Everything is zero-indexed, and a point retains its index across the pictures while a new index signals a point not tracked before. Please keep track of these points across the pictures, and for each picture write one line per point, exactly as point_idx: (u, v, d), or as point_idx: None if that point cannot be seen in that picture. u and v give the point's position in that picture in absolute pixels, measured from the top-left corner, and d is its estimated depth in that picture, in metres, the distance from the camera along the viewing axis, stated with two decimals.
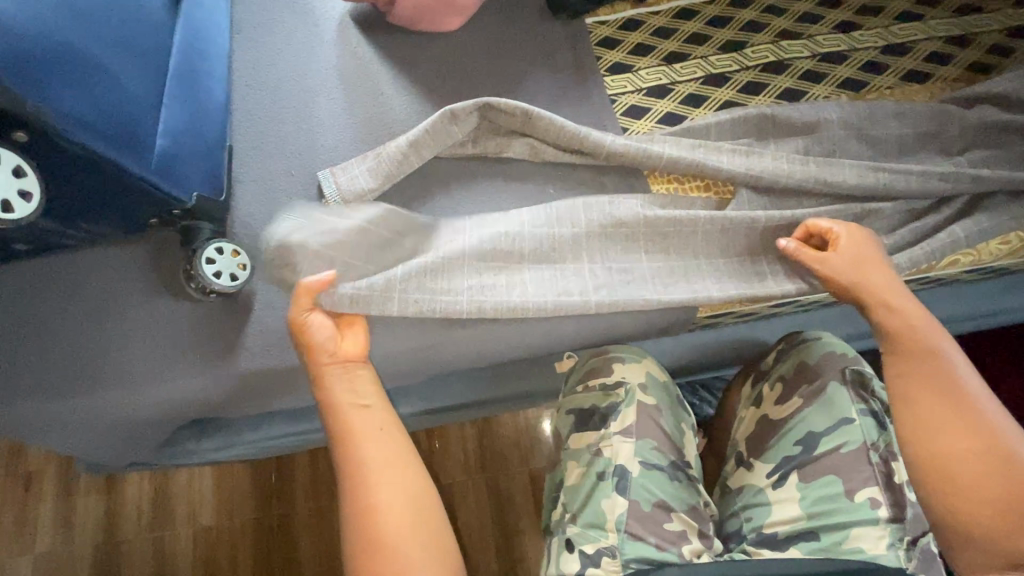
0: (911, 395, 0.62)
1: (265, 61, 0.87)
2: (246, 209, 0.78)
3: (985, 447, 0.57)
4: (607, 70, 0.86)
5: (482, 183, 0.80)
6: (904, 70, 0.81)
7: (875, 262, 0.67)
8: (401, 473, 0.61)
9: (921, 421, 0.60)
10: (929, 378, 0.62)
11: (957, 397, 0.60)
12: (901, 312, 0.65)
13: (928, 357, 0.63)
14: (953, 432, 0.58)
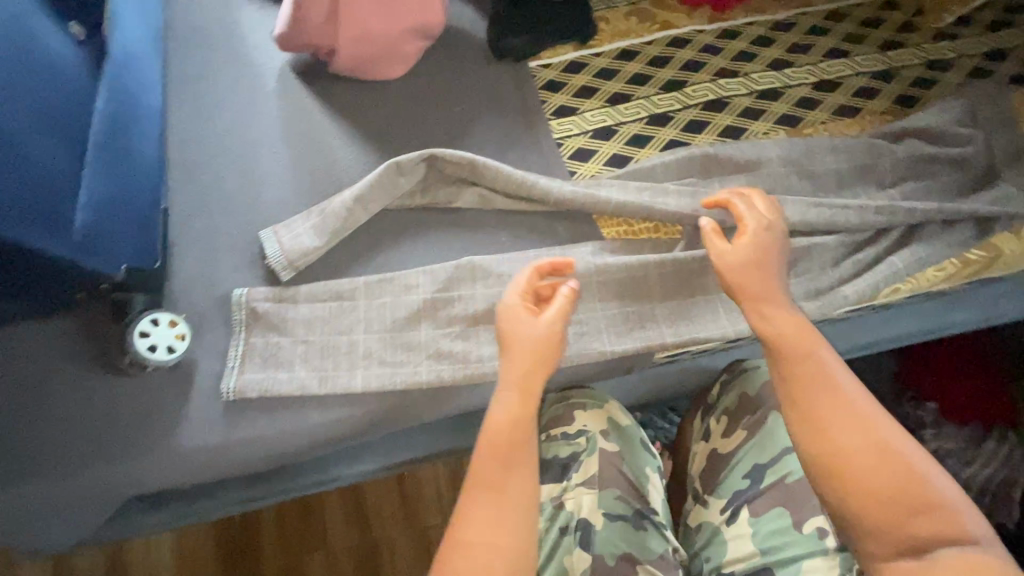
0: (795, 397, 0.57)
1: (203, 115, 0.84)
2: (186, 273, 0.75)
3: (870, 442, 0.53)
4: (553, 113, 0.86)
5: (434, 233, 0.79)
6: (835, 106, 0.84)
7: (769, 255, 0.64)
8: (499, 517, 0.50)
9: (811, 422, 0.55)
10: (807, 376, 0.57)
11: (841, 397, 0.55)
12: (778, 317, 0.60)
13: (803, 352, 0.58)
14: (839, 431, 0.54)
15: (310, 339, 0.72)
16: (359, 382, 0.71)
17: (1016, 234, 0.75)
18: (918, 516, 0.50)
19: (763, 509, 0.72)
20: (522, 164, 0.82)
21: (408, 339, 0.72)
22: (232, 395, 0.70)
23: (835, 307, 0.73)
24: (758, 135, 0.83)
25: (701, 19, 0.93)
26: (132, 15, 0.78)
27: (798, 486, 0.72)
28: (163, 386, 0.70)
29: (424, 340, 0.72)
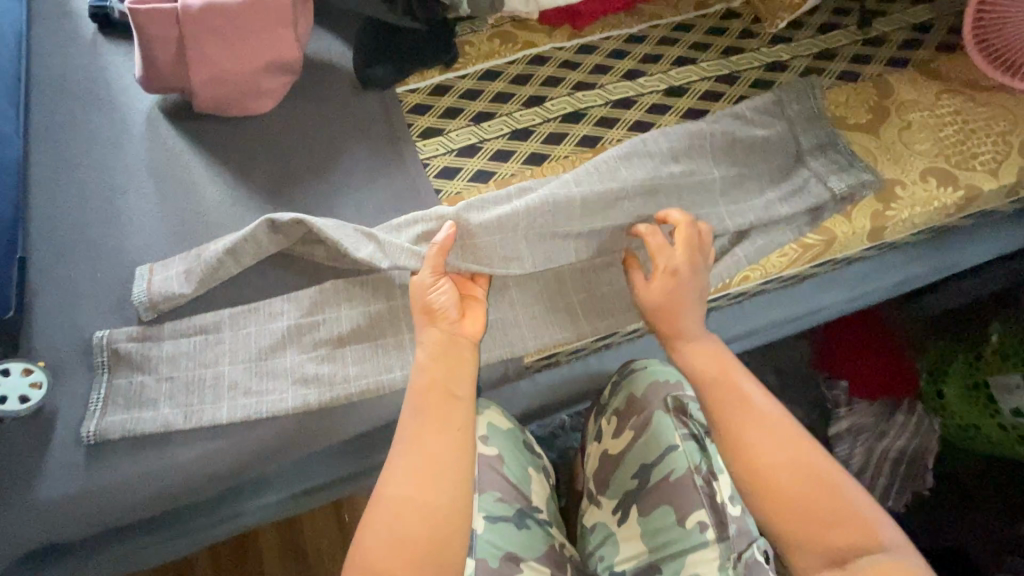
0: (727, 426, 0.61)
1: (68, 162, 0.85)
2: (46, 321, 0.74)
3: (797, 459, 0.58)
4: (420, 135, 0.89)
5: (302, 259, 0.79)
6: (684, 110, 0.90)
7: (688, 303, 0.71)
8: (432, 459, 0.56)
9: (740, 448, 0.59)
10: (734, 406, 0.62)
11: (765, 423, 0.60)
12: (704, 354, 0.68)
13: (729, 384, 0.64)
14: (769, 456, 0.58)
15: (174, 375, 0.72)
16: (224, 413, 0.71)
17: (847, 217, 0.82)
18: (835, 523, 0.54)
19: (650, 509, 0.75)
20: (389, 187, 0.85)
21: (275, 365, 0.73)
22: (93, 438, 0.69)
23: None
24: (613, 142, 0.88)
25: (561, 37, 0.98)
26: None
27: (679, 482, 0.74)
28: (22, 437, 0.69)
29: (290, 366, 0.73)
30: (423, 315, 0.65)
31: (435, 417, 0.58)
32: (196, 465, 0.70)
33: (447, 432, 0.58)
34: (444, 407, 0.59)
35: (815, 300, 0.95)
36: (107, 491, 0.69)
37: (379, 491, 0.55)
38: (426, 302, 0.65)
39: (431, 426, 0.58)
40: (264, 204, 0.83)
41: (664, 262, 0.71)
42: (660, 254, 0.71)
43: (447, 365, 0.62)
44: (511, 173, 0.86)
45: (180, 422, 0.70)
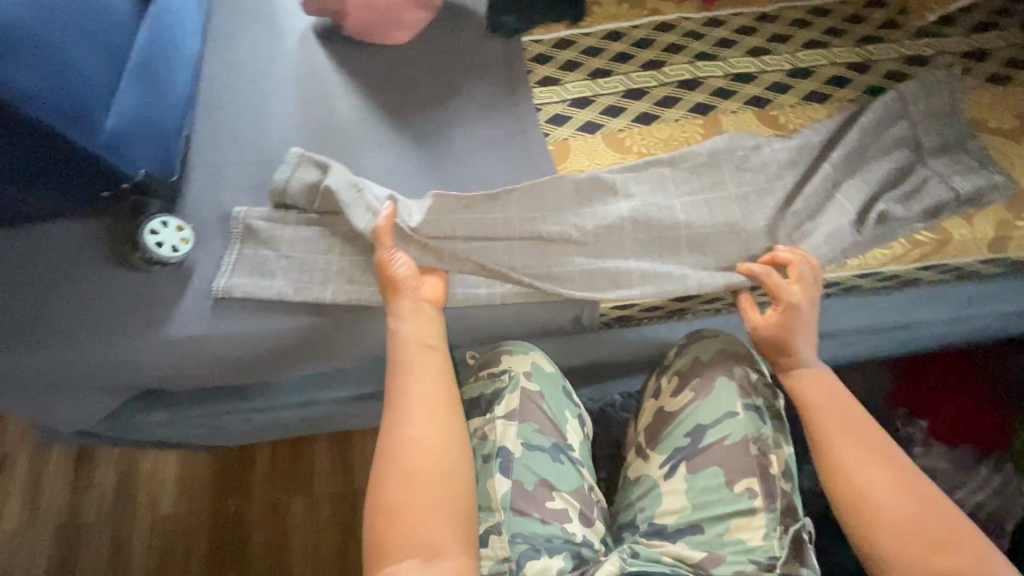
0: (834, 445, 0.70)
1: (232, 64, 0.96)
2: (195, 190, 0.86)
3: (903, 481, 0.66)
4: (537, 83, 0.93)
5: (413, 178, 0.87)
6: (807, 91, 0.88)
7: (805, 329, 0.76)
8: (432, 404, 0.70)
9: (841, 469, 0.68)
10: (845, 429, 0.70)
11: (867, 444, 0.69)
12: (814, 379, 0.75)
13: (841, 410, 0.72)
14: (872, 472, 0.67)
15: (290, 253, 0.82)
16: (327, 294, 0.80)
17: (968, 221, 0.78)
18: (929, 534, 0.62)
19: (699, 468, 0.75)
20: (500, 125, 0.90)
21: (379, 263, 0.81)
22: (220, 291, 0.81)
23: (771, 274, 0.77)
24: (726, 113, 0.88)
25: (689, 9, 0.99)
26: None
27: (733, 449, 0.74)
28: (166, 284, 0.82)
29: None
30: (388, 289, 0.76)
31: (417, 380, 0.71)
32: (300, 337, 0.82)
33: (429, 392, 0.71)
34: (422, 371, 0.72)
35: (906, 312, 0.92)
36: (227, 340, 0.81)
37: (393, 448, 0.67)
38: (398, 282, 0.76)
39: (418, 387, 0.71)
40: (388, 124, 0.91)
41: (787, 298, 0.75)
42: (797, 281, 0.75)
43: (427, 334, 0.75)
44: (619, 128, 0.88)
45: (295, 295, 0.81)
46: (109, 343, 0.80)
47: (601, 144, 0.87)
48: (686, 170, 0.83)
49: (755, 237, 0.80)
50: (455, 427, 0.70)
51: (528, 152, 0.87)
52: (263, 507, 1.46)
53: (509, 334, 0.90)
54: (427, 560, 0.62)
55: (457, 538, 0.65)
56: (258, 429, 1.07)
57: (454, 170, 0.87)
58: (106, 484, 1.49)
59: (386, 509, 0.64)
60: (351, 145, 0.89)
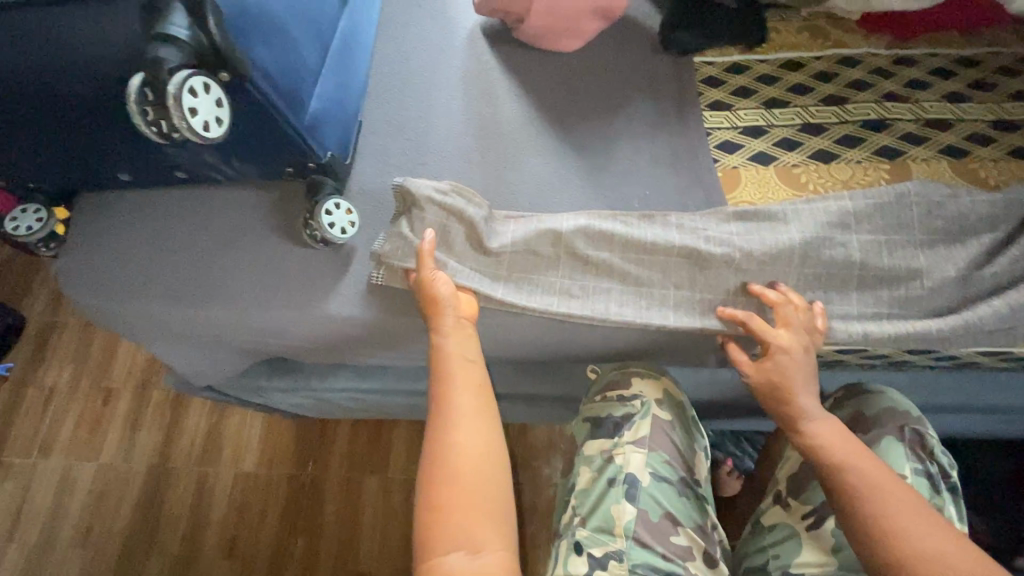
0: (856, 507, 0.62)
1: (402, 56, 0.99)
2: (363, 177, 0.89)
3: (937, 551, 0.57)
4: (707, 105, 0.91)
5: (573, 190, 0.87)
6: (1010, 146, 0.81)
7: (801, 378, 0.71)
8: (472, 408, 0.68)
9: (870, 531, 0.60)
10: (847, 487, 0.64)
11: (872, 498, 0.61)
12: (822, 428, 0.69)
13: (863, 464, 0.64)
14: (898, 537, 0.58)
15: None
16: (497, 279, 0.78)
17: None
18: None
19: None
20: (665, 146, 0.88)
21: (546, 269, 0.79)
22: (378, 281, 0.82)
23: (960, 341, 0.71)
24: (916, 160, 0.82)
25: (878, 44, 0.93)
26: None
27: None
28: (328, 261, 0.85)
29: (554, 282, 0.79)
30: (430, 308, 0.74)
31: (447, 378, 0.69)
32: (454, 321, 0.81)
33: (463, 391, 0.68)
34: (451, 372, 0.70)
35: None
36: (381, 323, 0.85)
37: (438, 446, 0.65)
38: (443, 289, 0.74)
39: (453, 389, 0.68)
40: (551, 131, 0.91)
41: (773, 346, 0.71)
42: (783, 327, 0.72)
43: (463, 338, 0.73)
44: (793, 162, 0.84)
45: None
46: (268, 309, 0.84)
47: (774, 177, 0.84)
48: (868, 202, 0.75)
49: (945, 293, 0.73)
50: (490, 425, 0.68)
51: (694, 177, 0.85)
52: (338, 482, 1.49)
53: (644, 357, 0.88)
54: (472, 553, 0.60)
55: (496, 529, 0.62)
56: (369, 407, 1.10)
57: (617, 183, 0.87)
58: (194, 434, 1.57)
59: (432, 508, 0.62)
60: (514, 148, 0.90)
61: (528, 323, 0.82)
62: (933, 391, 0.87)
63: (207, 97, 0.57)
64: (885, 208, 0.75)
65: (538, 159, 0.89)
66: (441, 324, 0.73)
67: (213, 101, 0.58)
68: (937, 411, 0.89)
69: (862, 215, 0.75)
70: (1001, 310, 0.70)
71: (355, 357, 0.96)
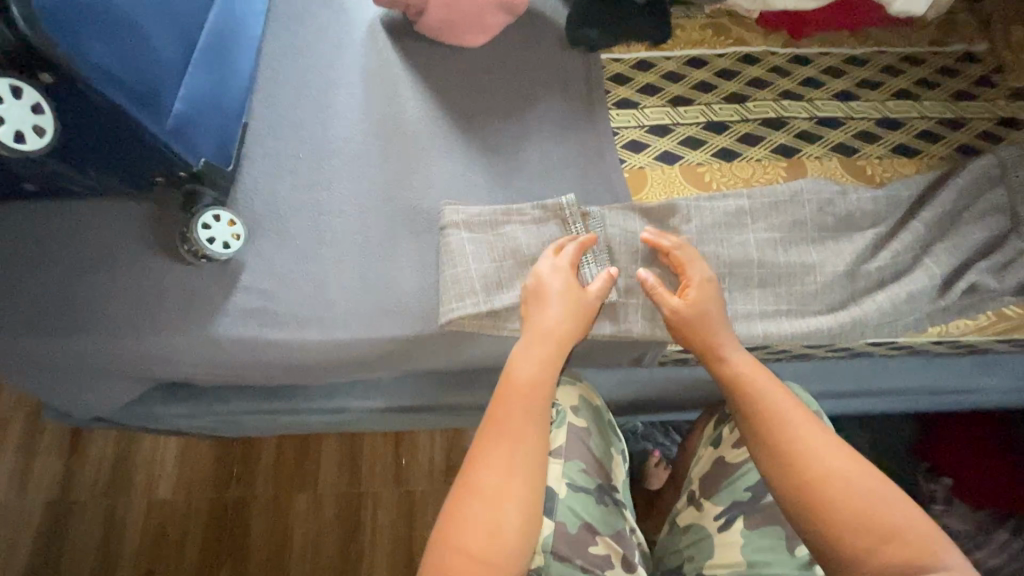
0: (795, 475, 0.59)
1: (294, 50, 0.92)
2: (252, 184, 0.82)
3: (845, 476, 0.58)
4: (614, 103, 0.89)
5: (479, 193, 0.83)
6: (894, 143, 0.85)
7: (712, 314, 0.69)
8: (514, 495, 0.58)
9: (795, 464, 0.60)
10: (782, 440, 0.61)
11: (784, 435, 0.61)
12: (729, 363, 0.67)
13: (776, 394, 0.64)
14: (829, 474, 0.58)
15: (352, 250, 0.80)
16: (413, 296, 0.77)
17: None
18: (892, 543, 0.55)
19: (759, 526, 0.74)
20: (573, 147, 0.86)
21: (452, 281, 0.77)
22: (273, 301, 0.77)
23: (850, 333, 0.74)
24: (811, 158, 0.85)
25: (775, 42, 0.95)
26: None
27: None
28: (215, 278, 0.77)
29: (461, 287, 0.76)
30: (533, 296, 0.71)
31: (523, 418, 0.62)
32: (361, 343, 0.77)
33: (527, 436, 0.61)
34: (534, 407, 0.63)
35: (969, 380, 0.89)
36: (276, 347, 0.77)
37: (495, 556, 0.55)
38: (584, 306, 0.70)
39: (533, 425, 0.62)
40: (456, 132, 0.87)
41: (692, 276, 0.71)
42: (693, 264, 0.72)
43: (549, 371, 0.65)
44: (698, 161, 0.85)
45: (356, 305, 0.77)
46: (147, 334, 0.76)
47: (680, 177, 0.83)
48: (766, 203, 0.77)
49: (836, 288, 0.75)
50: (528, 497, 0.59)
51: (603, 178, 0.84)
52: (264, 504, 1.33)
53: (561, 362, 0.86)
54: None
55: None
56: (281, 429, 1.03)
57: (529, 183, 0.84)
58: (98, 467, 1.36)
59: None
60: (419, 150, 0.85)
61: (436, 335, 0.78)
62: (834, 379, 0.90)
63: (22, 103, 0.56)
64: (776, 209, 0.77)
65: (442, 160, 0.85)
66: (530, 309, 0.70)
67: (27, 106, 0.56)
68: (841, 399, 0.92)
69: (759, 214, 0.77)
70: (883, 305, 0.73)
71: (258, 379, 0.87)
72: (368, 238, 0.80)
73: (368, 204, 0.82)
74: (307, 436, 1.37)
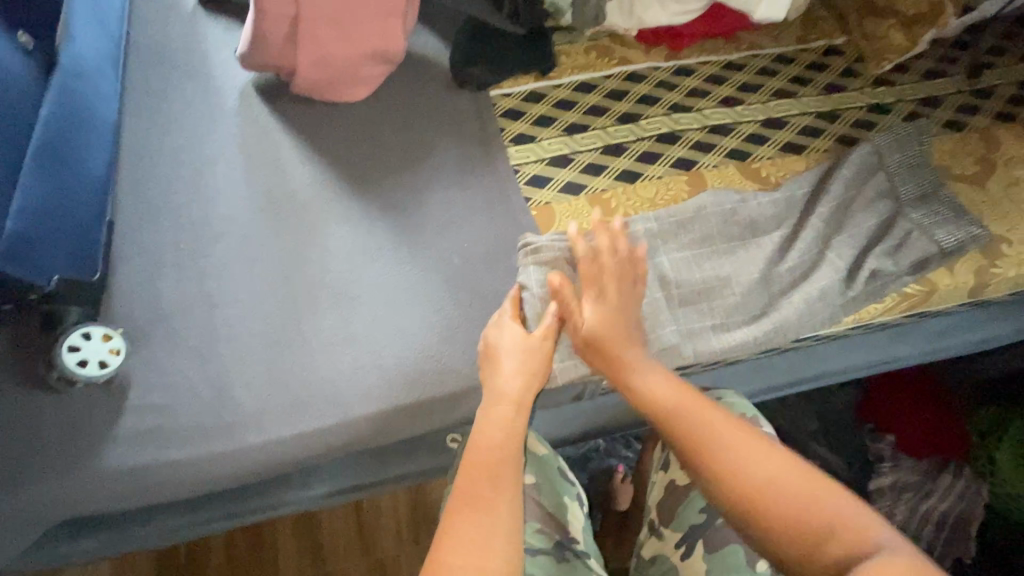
0: (719, 485, 0.54)
1: (160, 129, 0.85)
2: (127, 285, 0.74)
3: (771, 477, 0.52)
4: (511, 140, 0.87)
5: (387, 256, 0.78)
6: (782, 142, 0.88)
7: (618, 324, 0.66)
8: (480, 538, 0.50)
9: (728, 476, 0.54)
10: (707, 456, 0.55)
11: (711, 453, 0.55)
12: (640, 391, 0.61)
13: (693, 410, 0.59)
14: (762, 479, 0.52)
15: (253, 342, 0.73)
16: (327, 378, 0.72)
17: (949, 270, 0.79)
18: (827, 539, 0.48)
19: (718, 545, 0.73)
20: (476, 192, 0.83)
21: (373, 361, 0.73)
22: (169, 417, 0.69)
23: (776, 336, 0.75)
24: (708, 167, 0.86)
25: (657, 57, 0.96)
26: (91, 36, 0.80)
27: None
28: (98, 401, 0.68)
29: (378, 362, 0.73)
30: (487, 361, 0.66)
31: (492, 474, 0.55)
32: (276, 446, 0.69)
33: (506, 486, 0.55)
34: (502, 454, 0.57)
35: (890, 352, 0.93)
36: (177, 470, 0.68)
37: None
38: (536, 353, 0.65)
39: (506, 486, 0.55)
40: (351, 193, 0.82)
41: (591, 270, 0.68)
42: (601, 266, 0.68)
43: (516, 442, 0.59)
44: (602, 187, 0.84)
45: (258, 402, 0.70)
46: (27, 483, 0.66)
47: (586, 206, 0.82)
48: (671, 222, 0.77)
49: (752, 296, 0.76)
50: (491, 528, 0.51)
51: (511, 219, 0.82)
52: None
53: None
54: None
55: None
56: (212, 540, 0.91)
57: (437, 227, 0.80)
58: None
59: None
60: (312, 219, 0.80)
61: (360, 420, 0.71)
62: (770, 374, 0.91)
63: None
64: (682, 226, 0.77)
65: (336, 229, 0.79)
66: (493, 357, 0.65)
67: None
68: (783, 392, 0.93)
69: (668, 235, 0.77)
70: (797, 305, 0.74)
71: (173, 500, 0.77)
72: (264, 323, 0.74)
73: (261, 285, 0.76)
74: (255, 525, 1.24)
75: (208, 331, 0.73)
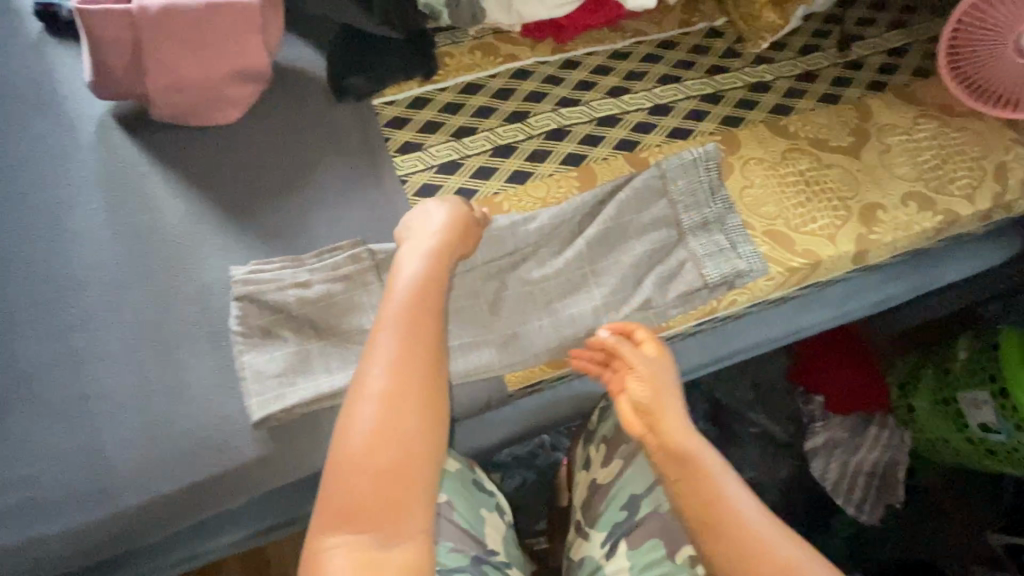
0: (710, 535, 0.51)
1: (9, 174, 0.78)
2: None
3: (765, 549, 0.49)
4: (397, 150, 0.85)
5: None
6: (669, 129, 0.88)
7: (664, 390, 0.61)
8: (359, 483, 0.47)
9: (721, 527, 0.51)
10: (707, 508, 0.52)
11: (712, 505, 0.52)
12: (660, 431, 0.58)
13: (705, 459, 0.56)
14: (760, 544, 0.49)
15: (126, 395, 0.68)
16: (214, 423, 0.67)
17: (832, 240, 0.81)
18: None
19: (639, 542, 0.71)
20: (363, 209, 0.80)
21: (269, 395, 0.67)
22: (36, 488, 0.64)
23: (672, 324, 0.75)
24: (598, 161, 0.86)
25: (543, 51, 0.95)
26: None
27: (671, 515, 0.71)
28: None
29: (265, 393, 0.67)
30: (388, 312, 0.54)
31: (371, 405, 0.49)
32: (162, 502, 0.65)
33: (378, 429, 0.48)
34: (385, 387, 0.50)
35: (797, 322, 0.95)
36: (51, 543, 0.63)
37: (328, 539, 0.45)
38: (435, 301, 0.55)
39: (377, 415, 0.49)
40: (228, 222, 0.77)
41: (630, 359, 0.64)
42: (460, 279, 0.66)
43: (415, 378, 0.50)
44: (493, 191, 0.82)
45: (139, 460, 0.65)
46: None
47: None
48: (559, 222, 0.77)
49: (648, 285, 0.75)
50: (385, 469, 0.47)
51: None
52: None
53: None
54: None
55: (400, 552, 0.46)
56: None
57: (264, 268, 0.72)
58: None
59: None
60: (188, 259, 0.75)
61: (252, 462, 0.67)
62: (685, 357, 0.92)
63: None
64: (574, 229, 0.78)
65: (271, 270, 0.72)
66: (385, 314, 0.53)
67: None
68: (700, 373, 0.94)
69: (548, 234, 0.77)
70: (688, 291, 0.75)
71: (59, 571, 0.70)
72: (140, 374, 0.69)
73: (133, 334, 0.71)
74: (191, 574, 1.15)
75: (77, 390, 0.68)
